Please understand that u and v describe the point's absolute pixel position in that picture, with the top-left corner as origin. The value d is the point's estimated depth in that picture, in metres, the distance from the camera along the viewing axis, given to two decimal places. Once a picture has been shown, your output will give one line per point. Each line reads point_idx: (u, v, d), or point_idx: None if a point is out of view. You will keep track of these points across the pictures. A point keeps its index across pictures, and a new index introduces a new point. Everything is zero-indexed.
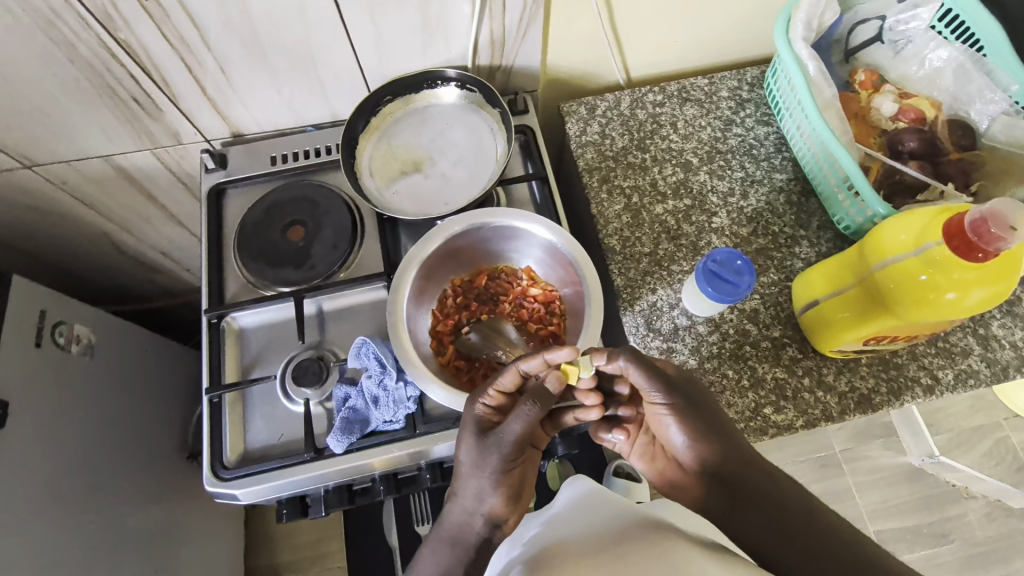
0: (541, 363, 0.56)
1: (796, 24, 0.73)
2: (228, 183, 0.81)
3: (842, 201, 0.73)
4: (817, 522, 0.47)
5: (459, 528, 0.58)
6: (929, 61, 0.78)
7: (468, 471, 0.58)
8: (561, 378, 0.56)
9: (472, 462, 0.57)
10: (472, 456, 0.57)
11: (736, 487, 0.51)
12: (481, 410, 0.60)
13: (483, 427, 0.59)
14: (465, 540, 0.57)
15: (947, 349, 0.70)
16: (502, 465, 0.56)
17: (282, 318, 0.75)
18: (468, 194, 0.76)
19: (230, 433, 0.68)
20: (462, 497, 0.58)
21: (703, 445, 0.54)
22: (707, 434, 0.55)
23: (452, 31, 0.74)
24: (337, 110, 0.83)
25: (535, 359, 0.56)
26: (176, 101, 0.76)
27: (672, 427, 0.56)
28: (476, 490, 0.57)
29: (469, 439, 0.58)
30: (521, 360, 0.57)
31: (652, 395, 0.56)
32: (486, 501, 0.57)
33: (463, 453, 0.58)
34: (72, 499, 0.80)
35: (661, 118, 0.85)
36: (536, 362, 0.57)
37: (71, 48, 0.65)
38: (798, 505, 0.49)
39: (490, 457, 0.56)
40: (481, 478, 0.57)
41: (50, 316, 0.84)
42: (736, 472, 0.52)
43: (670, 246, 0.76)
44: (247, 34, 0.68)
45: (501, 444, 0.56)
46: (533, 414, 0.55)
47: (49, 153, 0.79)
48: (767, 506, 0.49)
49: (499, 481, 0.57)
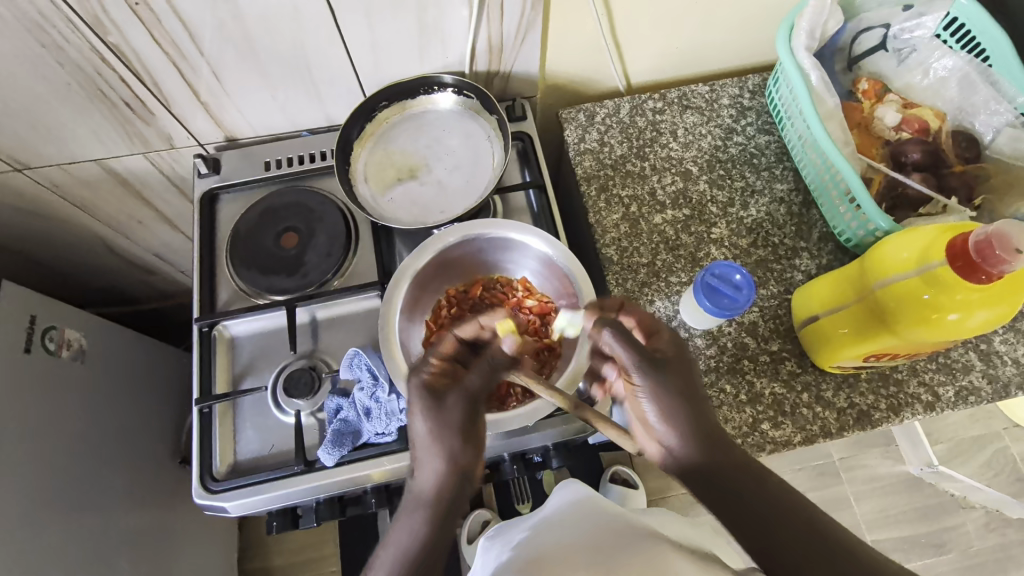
0: (477, 327, 0.62)
1: (799, 33, 0.72)
2: (222, 188, 0.80)
3: (844, 214, 0.71)
4: (795, 515, 0.45)
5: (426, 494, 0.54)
6: (934, 72, 0.77)
7: (429, 438, 0.56)
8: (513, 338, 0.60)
9: (430, 429, 0.56)
10: (429, 423, 0.56)
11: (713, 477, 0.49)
12: (430, 377, 0.58)
13: (435, 395, 0.57)
14: (437, 499, 0.54)
15: (948, 365, 0.68)
16: (463, 423, 0.57)
17: (275, 327, 0.74)
18: (464, 203, 0.75)
19: (220, 444, 0.67)
20: (427, 464, 0.56)
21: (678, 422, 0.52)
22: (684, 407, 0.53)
23: (449, 36, 0.72)
24: (332, 115, 0.82)
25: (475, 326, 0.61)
26: (168, 105, 0.74)
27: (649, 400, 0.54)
28: (448, 451, 0.55)
29: (425, 407, 0.57)
30: (459, 327, 0.61)
31: (631, 366, 0.55)
32: (459, 461, 0.56)
33: (417, 423, 0.57)
34: (64, 507, 0.79)
35: (660, 126, 0.83)
36: (472, 327, 0.61)
37: (61, 52, 0.64)
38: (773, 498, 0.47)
39: (451, 416, 0.57)
40: (445, 440, 0.56)
41: (41, 321, 0.83)
42: (712, 455, 0.51)
43: (668, 257, 0.75)
44: (241, 39, 0.67)
45: (463, 399, 0.58)
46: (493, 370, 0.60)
47: (39, 156, 0.78)
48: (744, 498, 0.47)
49: (467, 439, 0.57)
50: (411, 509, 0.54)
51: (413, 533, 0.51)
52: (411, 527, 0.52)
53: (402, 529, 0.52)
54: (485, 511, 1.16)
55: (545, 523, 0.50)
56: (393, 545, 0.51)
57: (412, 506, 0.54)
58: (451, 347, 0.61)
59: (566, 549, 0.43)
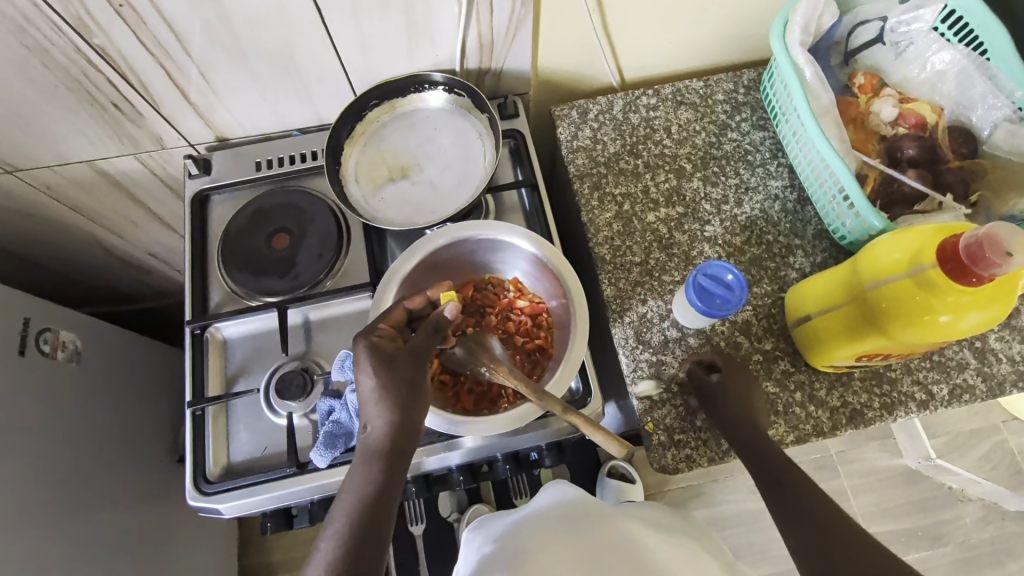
0: (424, 301, 0.61)
1: (793, 28, 0.71)
2: (213, 189, 0.80)
3: (839, 212, 0.71)
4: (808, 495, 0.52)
5: (366, 445, 0.52)
6: (931, 65, 0.76)
7: (381, 392, 0.53)
8: (454, 304, 0.59)
9: (379, 385, 0.53)
10: (376, 380, 0.53)
11: (754, 450, 0.58)
12: (376, 337, 0.56)
13: (383, 354, 0.55)
14: (383, 451, 0.51)
15: (943, 363, 0.68)
16: (412, 377, 0.55)
17: (267, 328, 0.74)
18: (455, 202, 0.74)
19: (214, 446, 0.67)
20: (368, 420, 0.53)
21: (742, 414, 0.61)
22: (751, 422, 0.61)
23: (438, 33, 0.72)
24: (323, 114, 0.81)
25: (421, 296, 0.61)
26: (156, 106, 0.74)
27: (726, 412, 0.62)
28: (395, 400, 0.53)
29: (373, 363, 0.54)
30: (409, 299, 0.60)
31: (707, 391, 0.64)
32: (408, 410, 0.53)
33: (366, 380, 0.54)
34: (62, 507, 0.79)
35: (654, 122, 0.83)
36: (420, 301, 0.61)
37: (46, 55, 0.64)
38: (782, 481, 0.54)
39: (400, 372, 0.54)
40: (398, 393, 0.53)
41: (35, 322, 0.83)
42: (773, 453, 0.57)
43: (661, 255, 0.75)
44: (227, 39, 0.66)
45: (411, 355, 0.56)
46: (438, 335, 0.58)
47: (29, 157, 0.78)
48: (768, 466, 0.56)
49: (415, 391, 0.55)
50: (353, 466, 0.51)
51: (362, 489, 0.48)
52: (357, 483, 0.49)
53: (348, 486, 0.49)
54: (483, 506, 1.17)
55: (532, 517, 0.59)
56: (340, 503, 0.48)
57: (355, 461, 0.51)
58: (395, 315, 0.59)
59: (557, 542, 0.53)
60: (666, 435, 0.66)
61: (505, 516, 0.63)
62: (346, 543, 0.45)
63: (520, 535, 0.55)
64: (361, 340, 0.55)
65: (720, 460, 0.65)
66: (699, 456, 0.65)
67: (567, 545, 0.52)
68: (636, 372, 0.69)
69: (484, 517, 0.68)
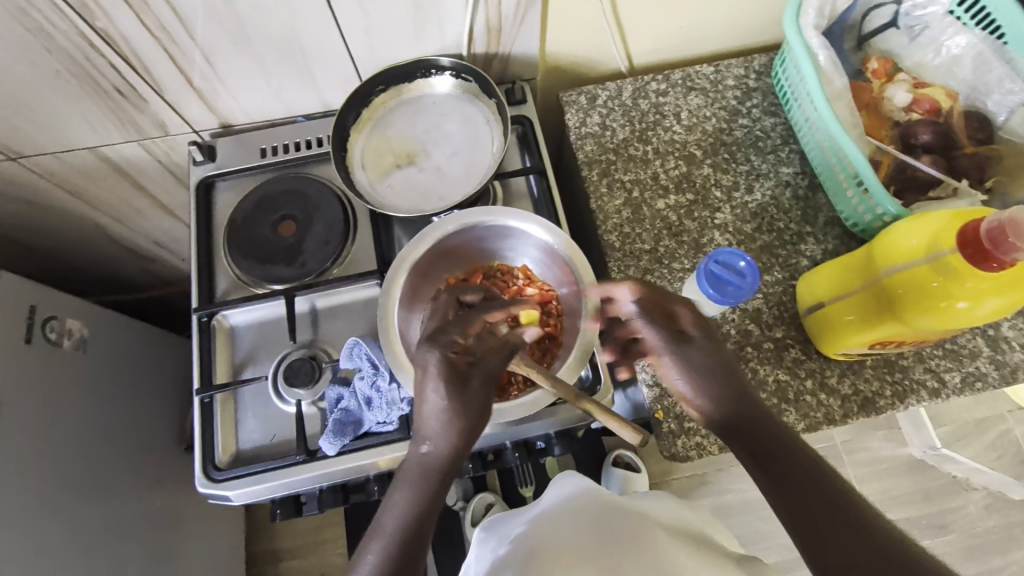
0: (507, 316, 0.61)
1: (807, 11, 0.70)
2: (217, 176, 0.79)
3: (852, 199, 0.70)
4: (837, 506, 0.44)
5: (421, 462, 0.52)
6: (946, 49, 0.75)
7: (447, 412, 0.53)
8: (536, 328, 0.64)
9: (455, 408, 0.53)
10: (453, 403, 0.53)
11: (757, 443, 0.49)
12: (452, 353, 0.55)
13: (456, 372, 0.54)
14: (438, 472, 0.51)
15: (954, 351, 0.68)
16: (483, 404, 0.55)
17: (274, 315, 0.73)
18: (463, 189, 0.74)
19: (222, 434, 0.67)
20: (427, 436, 0.53)
21: (715, 379, 0.54)
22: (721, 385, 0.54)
23: (445, 17, 0.70)
24: (328, 99, 0.80)
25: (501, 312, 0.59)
26: (160, 91, 0.73)
27: (678, 379, 0.56)
28: (461, 427, 0.53)
29: (444, 381, 0.53)
30: (494, 312, 0.59)
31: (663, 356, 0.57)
32: (470, 437, 0.53)
33: (435, 397, 0.53)
34: (71, 494, 0.80)
35: (663, 108, 0.82)
36: (503, 315, 0.60)
37: (48, 38, 0.63)
38: (793, 476, 0.46)
39: (472, 396, 0.54)
40: (466, 417, 0.53)
41: (41, 310, 0.82)
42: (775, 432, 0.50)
43: (671, 242, 0.74)
44: (232, 22, 0.65)
45: (484, 378, 0.55)
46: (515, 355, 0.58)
47: (32, 144, 0.77)
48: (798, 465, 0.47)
49: (482, 419, 0.54)
50: (404, 479, 0.51)
51: (413, 506, 0.49)
52: (408, 499, 0.49)
53: (397, 500, 0.50)
54: (488, 494, 1.20)
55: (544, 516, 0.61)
56: (388, 516, 0.48)
57: (405, 476, 0.52)
58: (474, 326, 0.57)
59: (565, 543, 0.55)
60: (676, 423, 0.66)
61: (517, 520, 0.66)
62: (394, 558, 0.45)
63: (533, 536, 0.57)
64: (437, 354, 0.53)
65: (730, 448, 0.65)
66: (710, 444, 0.65)
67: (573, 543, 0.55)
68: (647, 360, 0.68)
69: (497, 519, 0.73)
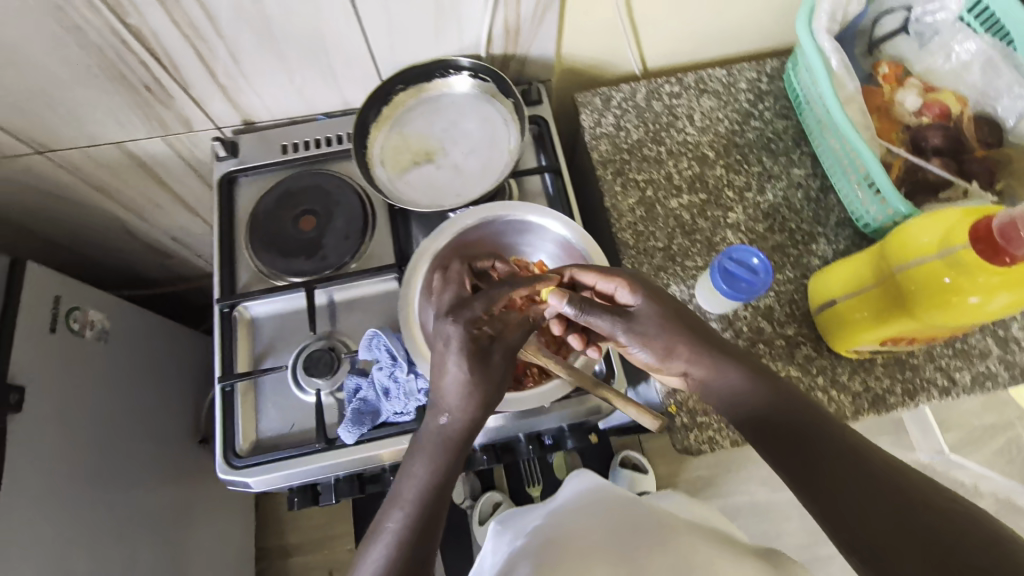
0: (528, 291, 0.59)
1: (819, 15, 0.71)
2: (239, 171, 0.80)
3: (863, 200, 0.71)
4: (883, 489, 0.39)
5: (445, 428, 0.55)
6: (956, 55, 0.76)
7: (465, 385, 0.55)
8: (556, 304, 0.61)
9: (477, 380, 0.55)
10: (476, 375, 0.55)
11: (762, 419, 0.48)
12: (476, 329, 0.56)
13: (479, 347, 0.56)
14: (455, 443, 0.54)
15: (965, 351, 0.68)
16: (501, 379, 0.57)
17: (294, 308, 0.75)
18: (481, 186, 0.75)
19: (243, 423, 0.68)
20: (447, 407, 0.55)
21: (692, 349, 0.55)
22: (708, 358, 0.54)
23: (466, 17, 0.72)
24: (349, 98, 0.82)
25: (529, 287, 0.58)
26: (186, 88, 0.75)
27: (638, 350, 0.57)
28: (480, 400, 0.55)
29: (466, 355, 0.55)
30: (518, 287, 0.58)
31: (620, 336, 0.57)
32: (487, 406, 0.56)
33: (455, 369, 0.55)
34: (89, 482, 0.81)
35: (677, 110, 0.83)
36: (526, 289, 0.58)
37: (82, 35, 0.64)
38: (806, 442, 0.45)
39: (495, 370, 0.56)
40: (485, 388, 0.55)
41: (65, 301, 0.83)
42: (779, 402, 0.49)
43: (684, 241, 0.75)
44: (260, 21, 0.67)
45: (505, 354, 0.57)
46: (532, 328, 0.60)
47: (60, 138, 0.79)
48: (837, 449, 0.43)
49: (500, 392, 0.57)
50: (422, 452, 0.53)
51: (430, 477, 0.51)
52: (425, 469, 0.52)
53: (414, 470, 0.52)
54: (495, 493, 1.20)
55: (559, 509, 0.66)
56: (408, 487, 0.51)
57: (422, 447, 0.54)
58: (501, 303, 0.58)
59: (579, 526, 0.60)
60: (689, 417, 0.67)
61: (533, 515, 0.71)
62: (415, 524, 0.48)
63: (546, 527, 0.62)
64: (459, 326, 0.55)
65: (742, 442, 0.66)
66: (722, 438, 0.66)
67: (586, 526, 0.59)
68: None
69: (510, 513, 0.81)
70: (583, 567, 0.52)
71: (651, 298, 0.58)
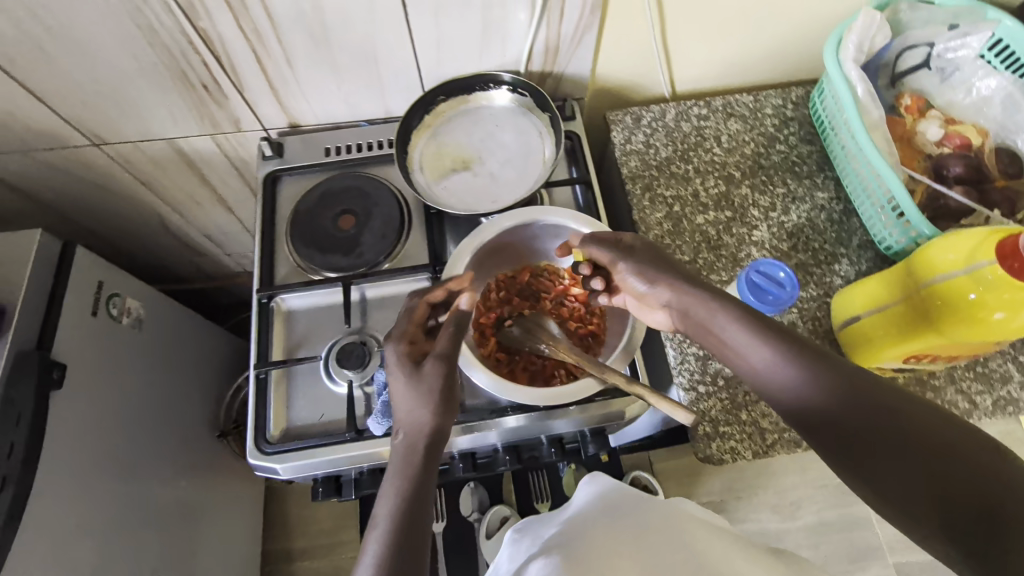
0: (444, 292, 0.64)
1: (847, 46, 0.75)
2: (283, 170, 0.84)
3: (886, 223, 0.73)
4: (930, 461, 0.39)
5: (406, 446, 0.54)
6: (977, 90, 0.79)
7: (411, 393, 0.56)
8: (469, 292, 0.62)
9: (420, 390, 0.56)
10: (416, 387, 0.56)
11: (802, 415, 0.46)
12: (403, 344, 0.59)
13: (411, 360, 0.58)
14: (417, 449, 0.53)
15: (986, 375, 0.69)
16: (446, 383, 0.56)
17: (329, 302, 0.77)
18: (515, 194, 0.78)
19: (274, 410, 0.70)
20: (401, 427, 0.55)
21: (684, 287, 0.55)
22: (747, 329, 0.50)
23: (509, 35, 0.76)
24: (391, 107, 0.86)
25: (443, 290, 0.64)
26: (241, 90, 0.79)
27: (632, 280, 0.59)
28: (427, 400, 0.55)
29: (401, 374, 0.57)
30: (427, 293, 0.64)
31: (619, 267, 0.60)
32: (440, 403, 0.55)
33: (399, 384, 0.57)
34: (112, 466, 0.83)
35: (705, 131, 0.86)
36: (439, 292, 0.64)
37: (154, 35, 0.69)
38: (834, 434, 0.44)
39: (429, 379, 0.56)
40: (429, 388, 0.56)
41: (107, 287, 0.86)
42: (828, 391, 0.45)
43: (710, 256, 0.78)
44: (318, 29, 0.71)
45: (437, 362, 0.57)
46: (453, 330, 0.60)
47: (117, 132, 0.83)
48: (871, 404, 0.43)
49: (446, 391, 0.56)
50: (388, 472, 0.53)
51: (400, 491, 0.50)
52: (393, 483, 0.51)
53: (384, 491, 0.51)
54: (503, 507, 1.20)
55: (574, 516, 0.67)
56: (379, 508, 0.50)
57: (390, 465, 0.54)
58: (419, 312, 0.63)
59: (597, 528, 0.61)
60: (711, 426, 0.68)
61: (548, 523, 0.72)
62: (389, 542, 0.47)
63: (560, 532, 0.63)
64: (391, 346, 0.59)
65: (763, 454, 0.67)
66: (743, 449, 0.67)
67: (604, 527, 0.60)
68: (684, 364, 0.71)
69: (529, 520, 0.81)
70: (604, 564, 0.53)
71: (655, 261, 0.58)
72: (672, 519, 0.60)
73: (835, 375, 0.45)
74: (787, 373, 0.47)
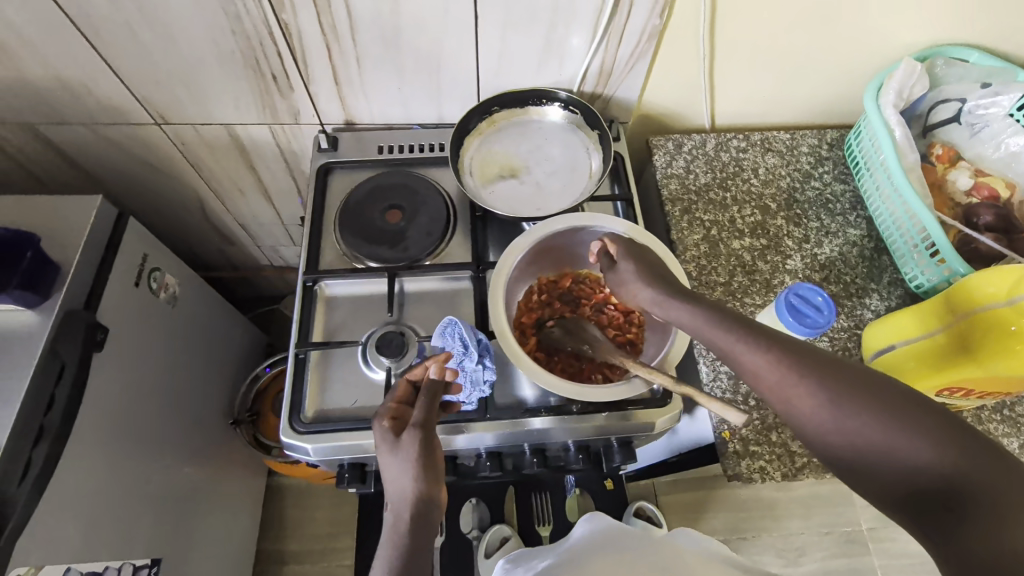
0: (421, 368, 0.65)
1: (887, 92, 0.79)
2: (336, 163, 0.88)
3: (918, 262, 0.75)
4: (910, 460, 0.41)
5: (393, 519, 0.53)
6: (1006, 146, 0.82)
7: (396, 462, 0.55)
8: (437, 363, 0.63)
9: (398, 461, 0.55)
10: (395, 459, 0.56)
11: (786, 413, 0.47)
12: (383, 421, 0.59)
13: (390, 434, 0.58)
14: (402, 516, 0.52)
15: (1013, 418, 0.70)
16: (422, 451, 0.55)
17: (370, 291, 0.79)
18: (560, 204, 0.81)
19: (310, 391, 0.71)
20: (390, 497, 0.55)
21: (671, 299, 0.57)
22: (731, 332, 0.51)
23: (568, 55, 0.81)
24: (444, 113, 0.90)
25: (417, 368, 0.64)
26: (307, 83, 0.82)
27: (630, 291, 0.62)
28: (408, 469, 0.54)
29: (383, 448, 0.57)
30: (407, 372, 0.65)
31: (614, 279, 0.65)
32: (422, 467, 0.55)
33: (386, 459, 0.56)
34: (129, 439, 0.82)
35: (743, 162, 0.90)
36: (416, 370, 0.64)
37: (237, 22, 0.73)
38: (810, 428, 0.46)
39: (405, 453, 0.55)
40: (411, 457, 0.55)
41: (150, 260, 0.88)
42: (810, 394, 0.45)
43: (744, 280, 0.80)
44: (391, 33, 0.75)
45: (413, 435, 0.56)
46: (426, 401, 0.60)
47: (180, 113, 0.87)
48: (849, 395, 0.44)
49: (425, 460, 0.55)
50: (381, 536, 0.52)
51: (391, 555, 0.49)
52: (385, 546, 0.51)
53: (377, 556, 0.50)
54: (505, 527, 1.17)
55: (576, 545, 0.71)
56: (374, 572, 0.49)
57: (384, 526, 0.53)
58: (400, 391, 0.63)
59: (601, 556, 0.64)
60: (741, 445, 0.68)
61: (546, 552, 0.75)
62: None
63: (564, 559, 0.67)
64: (375, 422, 0.59)
65: (791, 476, 0.68)
66: (773, 470, 0.67)
67: (607, 556, 0.64)
68: (715, 381, 0.72)
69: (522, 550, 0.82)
70: None
71: (639, 268, 0.62)
72: (671, 552, 0.65)
73: (810, 372, 0.46)
74: (770, 375, 0.48)
